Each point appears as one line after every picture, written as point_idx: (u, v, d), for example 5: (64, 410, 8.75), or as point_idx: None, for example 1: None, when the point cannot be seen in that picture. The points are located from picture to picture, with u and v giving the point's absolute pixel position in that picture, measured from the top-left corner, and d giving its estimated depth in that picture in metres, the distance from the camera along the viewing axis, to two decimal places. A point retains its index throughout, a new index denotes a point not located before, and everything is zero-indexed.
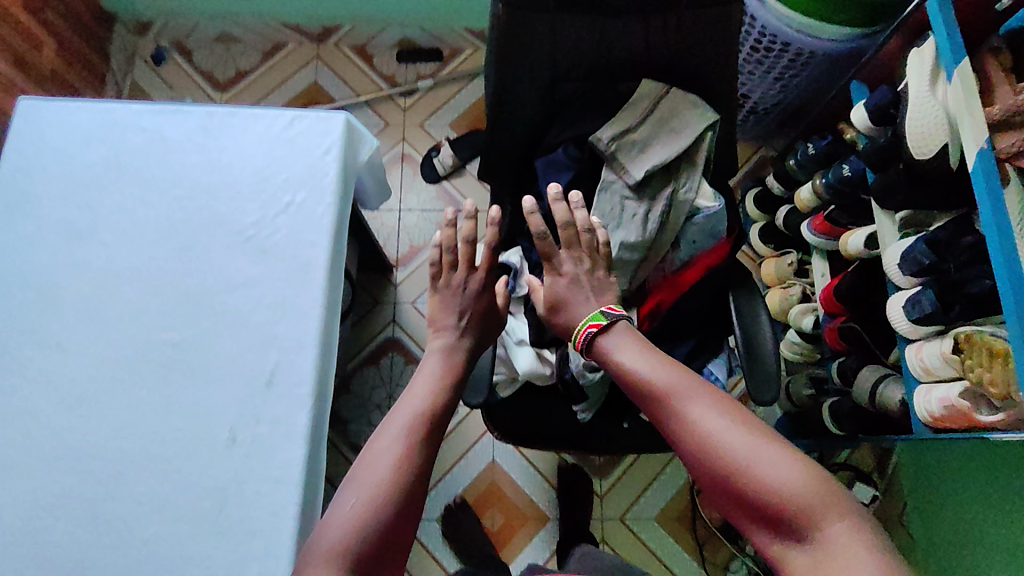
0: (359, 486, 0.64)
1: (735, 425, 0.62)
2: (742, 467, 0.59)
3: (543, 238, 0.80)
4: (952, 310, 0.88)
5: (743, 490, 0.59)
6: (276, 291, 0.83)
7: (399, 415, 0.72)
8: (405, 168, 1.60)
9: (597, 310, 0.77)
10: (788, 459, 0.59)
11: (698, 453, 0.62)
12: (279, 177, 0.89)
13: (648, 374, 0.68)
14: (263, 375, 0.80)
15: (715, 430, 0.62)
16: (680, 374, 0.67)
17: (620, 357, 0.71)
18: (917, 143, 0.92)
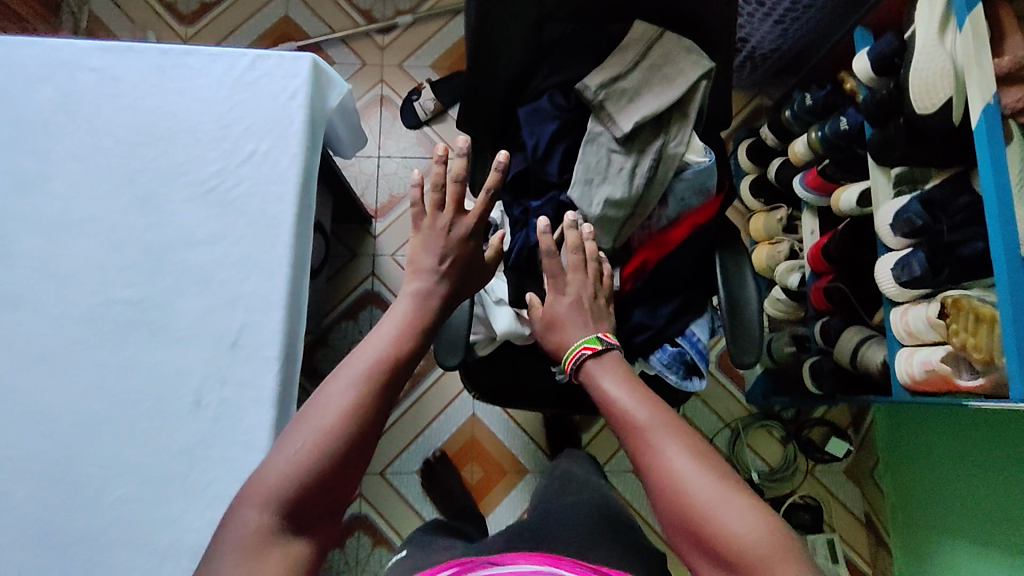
0: (300, 437, 0.59)
1: (705, 469, 0.61)
2: (703, 512, 0.58)
3: (552, 258, 0.83)
4: (941, 273, 0.86)
5: (703, 535, 0.58)
6: (241, 247, 0.79)
7: (352, 368, 0.65)
8: (384, 113, 1.51)
9: (593, 334, 0.80)
10: (751, 511, 0.58)
11: (666, 490, 0.61)
12: (240, 124, 0.83)
13: (629, 406, 0.69)
14: (228, 336, 0.77)
15: (683, 470, 0.61)
16: (658, 409, 0.67)
17: (607, 386, 0.73)
18: (918, 97, 0.87)
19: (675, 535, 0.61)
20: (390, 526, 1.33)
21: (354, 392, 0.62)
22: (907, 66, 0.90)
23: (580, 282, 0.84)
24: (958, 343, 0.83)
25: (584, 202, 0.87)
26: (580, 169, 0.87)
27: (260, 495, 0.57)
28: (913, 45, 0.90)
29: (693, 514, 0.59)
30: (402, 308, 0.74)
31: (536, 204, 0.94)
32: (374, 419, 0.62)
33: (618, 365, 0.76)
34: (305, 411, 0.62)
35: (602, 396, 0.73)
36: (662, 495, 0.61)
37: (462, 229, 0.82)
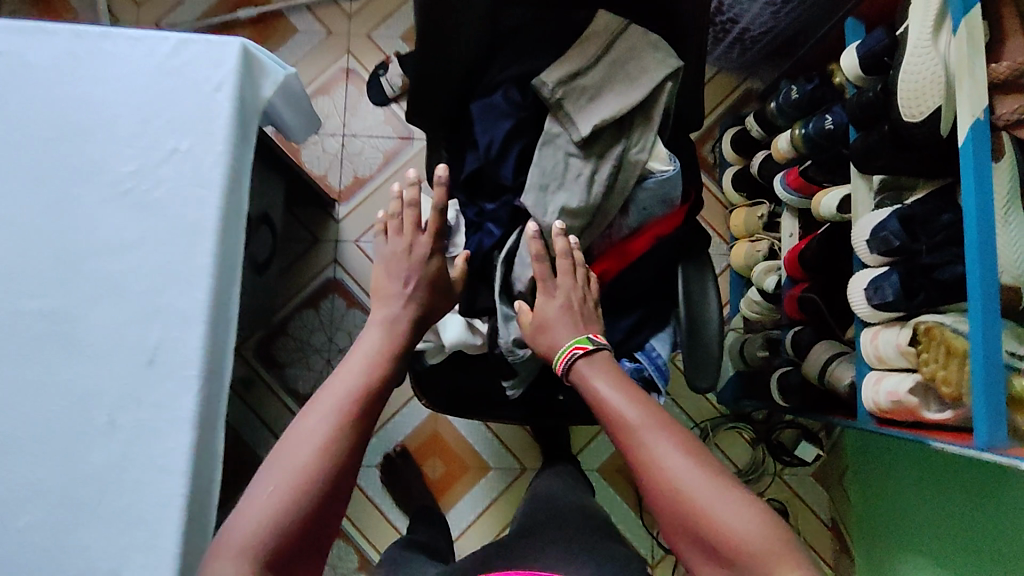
0: (279, 473, 0.59)
1: (701, 470, 0.61)
2: (705, 511, 0.59)
3: (539, 261, 0.80)
4: (916, 296, 0.81)
5: (706, 537, 0.59)
6: (160, 256, 0.74)
7: (327, 397, 0.65)
8: (350, 87, 1.41)
9: (582, 333, 0.78)
10: (751, 508, 0.59)
11: (667, 492, 0.61)
12: (160, 118, 0.76)
13: (621, 406, 0.68)
14: (144, 352, 0.73)
15: (681, 470, 0.61)
16: (651, 413, 0.66)
17: (599, 385, 0.71)
18: (905, 103, 0.79)
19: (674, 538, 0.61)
20: (365, 538, 1.32)
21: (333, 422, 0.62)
22: (896, 66, 0.82)
23: (570, 284, 0.80)
24: (928, 374, 0.78)
25: (540, 209, 0.80)
26: (536, 174, 0.80)
27: (239, 541, 0.56)
28: (905, 43, 0.81)
29: (693, 515, 0.59)
30: (370, 337, 0.73)
31: (490, 207, 0.87)
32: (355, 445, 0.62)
33: (606, 361, 0.74)
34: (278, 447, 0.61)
35: (594, 395, 0.71)
36: (661, 497, 0.62)
37: (423, 248, 0.82)
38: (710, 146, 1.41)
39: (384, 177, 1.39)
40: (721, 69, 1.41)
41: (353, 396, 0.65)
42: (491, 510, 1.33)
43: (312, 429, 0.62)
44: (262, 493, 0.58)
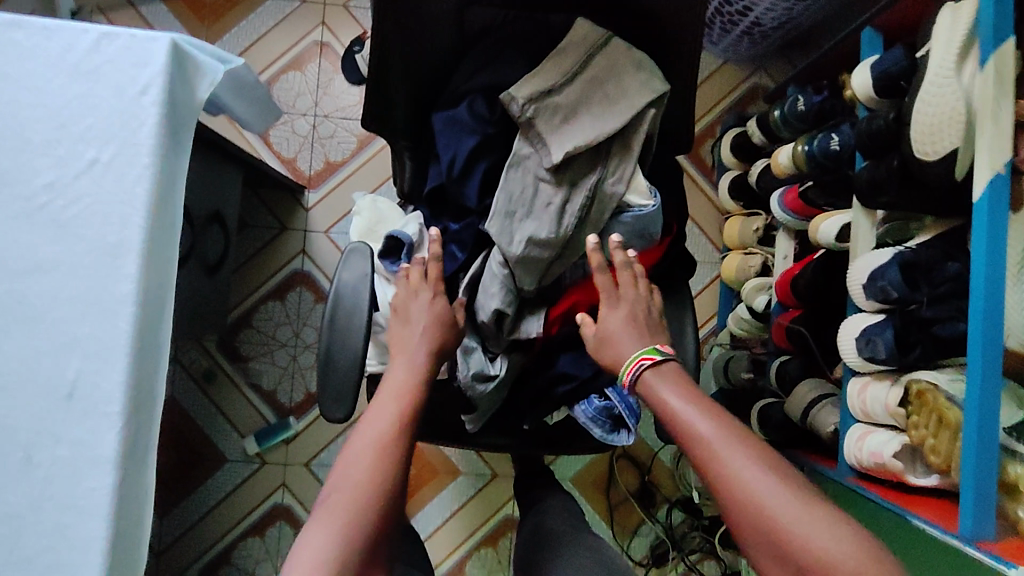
0: (340, 500, 0.59)
1: (785, 488, 0.54)
2: (793, 536, 0.52)
3: (601, 274, 0.71)
4: (911, 352, 0.75)
5: (800, 562, 0.52)
6: (79, 281, 0.67)
7: (373, 428, 0.65)
8: (323, 62, 1.30)
9: (650, 344, 0.68)
10: (845, 528, 0.52)
11: (750, 517, 0.54)
12: (79, 123, 0.67)
13: (689, 419, 0.60)
14: (62, 386, 0.66)
15: (763, 491, 0.54)
16: (723, 424, 0.59)
17: (665, 396, 0.63)
18: (918, 139, 0.70)
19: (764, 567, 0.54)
20: None
21: (379, 448, 0.63)
22: (912, 92, 0.73)
23: (634, 295, 0.71)
24: (916, 441, 0.73)
25: (506, 238, 0.71)
26: (504, 199, 0.71)
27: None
28: (925, 68, 0.72)
29: (781, 540, 0.53)
30: (400, 371, 0.71)
31: (455, 227, 0.79)
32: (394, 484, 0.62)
33: (669, 369, 0.65)
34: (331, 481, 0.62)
35: (662, 405, 0.62)
36: (743, 522, 0.55)
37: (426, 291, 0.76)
38: (710, 146, 1.31)
39: (357, 163, 1.30)
40: (728, 60, 1.30)
41: (395, 424, 0.66)
42: (460, 515, 1.30)
43: (363, 455, 0.63)
44: (321, 522, 0.58)
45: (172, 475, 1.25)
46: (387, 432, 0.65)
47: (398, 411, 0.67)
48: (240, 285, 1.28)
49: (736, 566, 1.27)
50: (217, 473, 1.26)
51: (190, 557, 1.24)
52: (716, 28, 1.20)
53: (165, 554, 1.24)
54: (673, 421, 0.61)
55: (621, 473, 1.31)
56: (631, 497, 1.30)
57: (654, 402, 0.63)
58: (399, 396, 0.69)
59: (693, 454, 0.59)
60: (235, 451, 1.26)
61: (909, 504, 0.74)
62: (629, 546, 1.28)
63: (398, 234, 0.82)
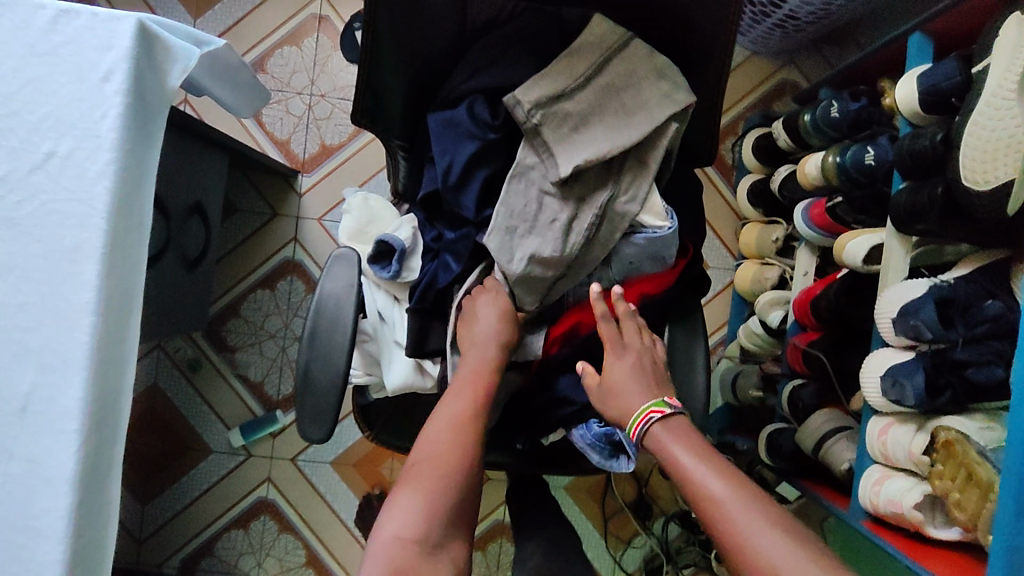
0: (424, 478, 0.55)
1: (808, 558, 0.47)
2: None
3: (606, 322, 0.66)
4: (940, 396, 0.69)
5: None
6: (33, 285, 0.61)
7: (449, 409, 0.61)
8: (322, 38, 1.22)
9: (656, 395, 0.62)
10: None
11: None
12: (33, 112, 0.61)
13: (700, 477, 0.53)
14: (15, 399, 0.61)
15: (779, 559, 0.47)
16: (735, 483, 0.52)
17: (674, 452, 0.56)
18: (968, 165, 0.64)
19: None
20: (337, 563, 1.20)
21: (460, 425, 0.59)
22: (963, 113, 0.66)
23: (639, 345, 0.66)
24: (939, 493, 0.67)
25: (506, 254, 0.64)
26: (504, 212, 0.64)
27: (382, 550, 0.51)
28: (982, 85, 0.64)
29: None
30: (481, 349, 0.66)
31: (450, 236, 0.71)
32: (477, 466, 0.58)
33: (676, 420, 0.59)
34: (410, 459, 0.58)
35: (672, 461, 0.56)
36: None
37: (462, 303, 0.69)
38: (731, 144, 1.23)
39: (355, 147, 1.22)
40: (756, 52, 1.21)
41: (471, 405, 0.62)
42: None
43: (443, 432, 0.59)
44: (408, 495, 0.54)
45: (153, 464, 1.21)
46: (465, 412, 0.61)
47: (473, 391, 0.63)
48: (227, 272, 1.22)
49: None
50: (200, 465, 1.21)
51: (171, 547, 1.21)
52: (746, 18, 1.11)
53: (145, 544, 1.21)
54: (683, 478, 0.54)
55: (618, 482, 1.26)
56: (627, 507, 1.25)
57: (665, 456, 0.57)
58: (469, 376, 0.64)
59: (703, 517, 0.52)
60: (220, 443, 1.22)
61: (925, 558, 0.68)
62: (622, 557, 1.24)
63: (386, 239, 0.75)
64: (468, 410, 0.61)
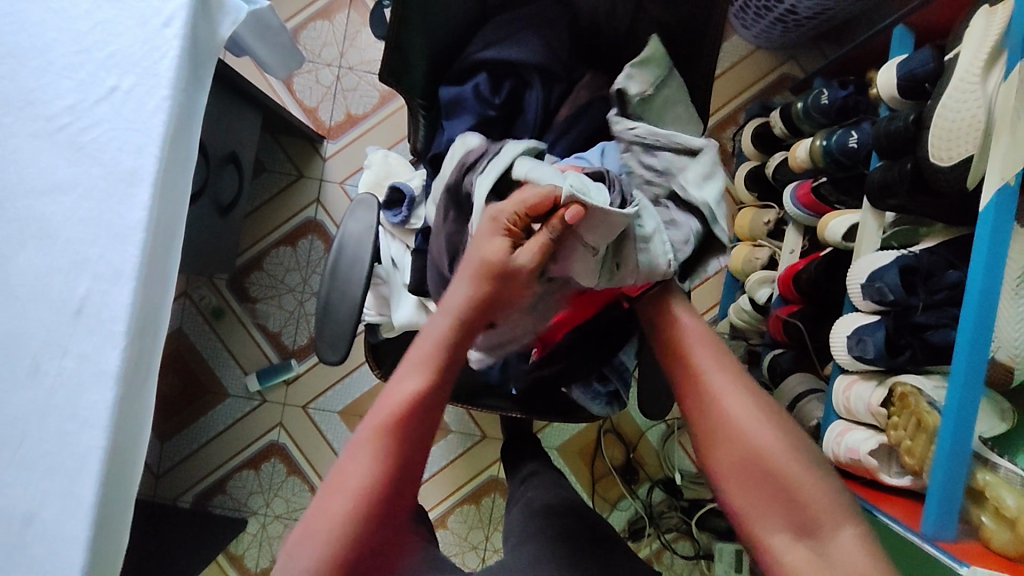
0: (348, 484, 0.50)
1: (770, 431, 0.54)
2: (768, 461, 0.53)
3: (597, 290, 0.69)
4: (900, 355, 0.76)
5: (769, 493, 0.52)
6: (93, 204, 0.69)
7: (355, 471, 0.51)
8: (353, 14, 1.30)
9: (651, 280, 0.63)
10: (818, 473, 0.53)
11: (727, 446, 0.55)
12: (100, 50, 0.70)
13: (694, 355, 0.61)
14: (71, 302, 0.68)
15: (746, 420, 0.55)
16: (718, 367, 0.59)
17: (678, 337, 0.63)
18: (934, 143, 0.70)
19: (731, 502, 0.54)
20: None
21: (357, 496, 0.50)
22: (935, 95, 0.72)
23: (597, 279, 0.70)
24: (893, 442, 0.74)
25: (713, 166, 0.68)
26: (668, 148, 0.67)
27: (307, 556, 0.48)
28: (952, 70, 0.71)
29: (753, 467, 0.53)
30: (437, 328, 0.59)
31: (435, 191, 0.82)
32: (400, 483, 0.52)
33: (675, 300, 0.65)
34: (306, 515, 0.50)
35: (677, 340, 0.63)
36: (724, 448, 0.55)
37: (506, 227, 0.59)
38: (731, 133, 1.29)
39: (379, 117, 1.30)
40: (760, 48, 1.28)
41: (385, 462, 0.52)
42: (448, 471, 1.32)
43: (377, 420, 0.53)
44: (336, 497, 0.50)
45: (174, 404, 1.29)
46: (373, 484, 0.51)
47: (381, 446, 0.52)
48: (253, 229, 1.30)
49: (710, 548, 1.28)
50: (216, 407, 1.30)
51: (186, 483, 1.28)
52: (750, 13, 1.18)
53: (162, 479, 1.29)
54: (685, 356, 0.61)
55: (608, 447, 1.33)
56: (615, 470, 1.32)
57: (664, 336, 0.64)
58: (389, 422, 0.53)
59: (688, 401, 0.59)
60: (237, 387, 1.30)
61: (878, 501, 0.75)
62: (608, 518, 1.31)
63: (399, 186, 0.85)
64: (378, 482, 0.51)
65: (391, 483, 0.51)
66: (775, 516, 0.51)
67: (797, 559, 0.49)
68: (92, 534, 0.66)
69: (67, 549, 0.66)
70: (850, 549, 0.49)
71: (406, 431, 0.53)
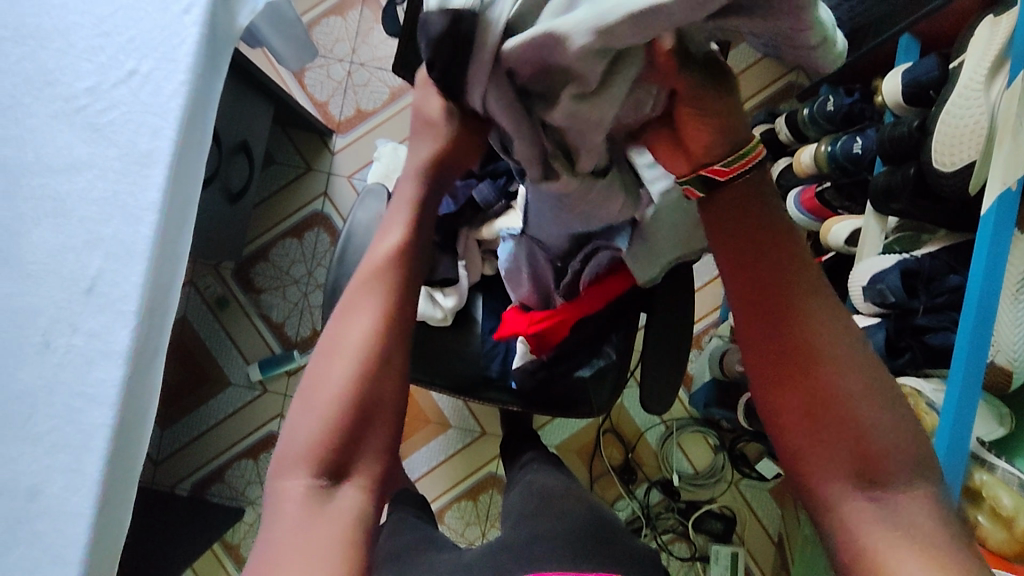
0: (331, 371, 0.51)
1: (852, 362, 0.44)
2: (836, 407, 0.44)
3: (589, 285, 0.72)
4: (901, 356, 0.78)
5: (838, 434, 0.44)
6: (106, 184, 0.70)
7: (349, 336, 0.52)
8: (365, 11, 1.31)
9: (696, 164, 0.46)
10: (897, 417, 0.44)
11: (800, 380, 0.45)
12: (122, 34, 0.71)
13: (780, 273, 0.46)
14: (83, 281, 0.69)
15: (828, 352, 0.44)
16: (802, 283, 0.46)
17: (758, 238, 0.47)
18: (939, 149, 0.70)
19: (794, 438, 0.45)
20: None
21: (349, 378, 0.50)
22: (938, 102, 0.74)
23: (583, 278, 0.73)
24: None
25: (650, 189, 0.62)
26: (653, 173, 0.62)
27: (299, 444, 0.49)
28: (956, 78, 0.72)
29: (818, 411, 0.44)
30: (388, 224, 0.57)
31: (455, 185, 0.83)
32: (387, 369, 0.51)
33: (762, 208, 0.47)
34: (303, 388, 0.52)
35: (762, 249, 0.47)
36: (788, 390, 0.45)
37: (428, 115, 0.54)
38: None
39: (387, 114, 1.31)
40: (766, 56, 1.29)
41: (369, 336, 0.52)
42: (446, 466, 1.33)
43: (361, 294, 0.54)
44: (327, 376, 0.51)
45: (176, 390, 1.30)
46: (365, 340, 0.51)
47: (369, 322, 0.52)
48: (259, 221, 1.31)
49: (706, 549, 1.29)
50: (219, 395, 1.30)
51: (185, 469, 1.29)
52: None
53: (161, 466, 1.29)
54: (765, 272, 0.46)
55: (606, 446, 1.34)
56: (613, 470, 1.32)
57: (738, 245, 0.47)
58: (367, 291, 0.54)
59: (765, 319, 0.46)
60: (240, 376, 1.31)
61: None
62: None
63: None
64: (369, 341, 0.51)
65: (379, 367, 0.51)
66: (832, 465, 0.44)
67: (849, 512, 0.43)
68: (96, 510, 0.67)
69: (72, 524, 0.67)
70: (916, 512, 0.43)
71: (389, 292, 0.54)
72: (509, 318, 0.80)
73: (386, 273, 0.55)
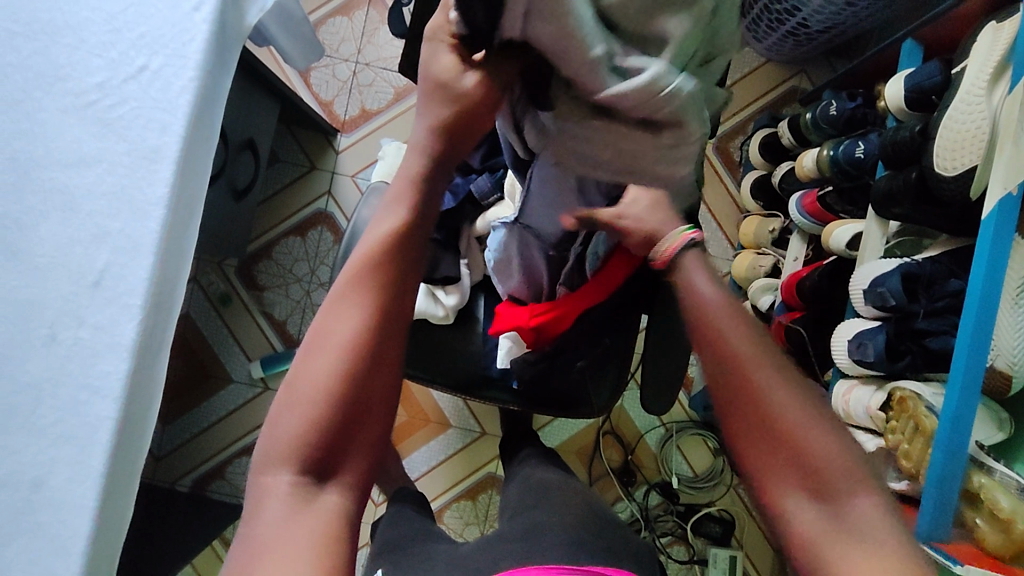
0: (319, 361, 0.51)
1: (789, 391, 0.50)
2: (786, 434, 0.49)
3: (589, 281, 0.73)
4: (900, 360, 0.78)
5: (786, 456, 0.49)
6: (115, 178, 0.71)
7: (335, 331, 0.52)
8: (372, 12, 1.32)
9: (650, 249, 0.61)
10: (838, 439, 0.49)
11: (745, 409, 0.50)
12: (133, 30, 0.72)
13: (718, 320, 0.53)
14: (90, 274, 0.70)
15: (768, 383, 0.50)
16: (740, 328, 0.53)
17: (699, 291, 0.55)
18: (940, 154, 0.71)
19: (749, 461, 0.50)
20: None
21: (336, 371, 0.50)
22: (940, 107, 0.74)
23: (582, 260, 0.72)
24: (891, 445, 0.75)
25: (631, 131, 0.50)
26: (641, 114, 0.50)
27: (285, 436, 0.49)
28: (958, 84, 0.73)
29: (774, 439, 0.49)
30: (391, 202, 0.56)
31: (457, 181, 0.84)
32: (377, 359, 0.52)
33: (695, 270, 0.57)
34: (290, 380, 0.52)
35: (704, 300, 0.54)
36: (738, 421, 0.50)
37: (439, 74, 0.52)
38: (739, 142, 1.31)
39: (392, 114, 1.32)
40: (769, 61, 1.30)
41: (359, 329, 0.52)
42: (446, 465, 1.33)
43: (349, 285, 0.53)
44: (315, 369, 0.51)
45: (178, 387, 1.30)
46: (354, 332, 0.51)
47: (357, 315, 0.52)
48: (263, 218, 1.32)
49: (705, 552, 1.29)
50: (220, 392, 1.31)
51: (186, 465, 1.29)
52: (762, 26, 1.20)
53: (162, 462, 1.29)
54: (707, 319, 0.54)
55: (606, 448, 1.34)
56: (612, 472, 1.32)
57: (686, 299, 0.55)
58: (353, 286, 0.53)
59: (710, 359, 0.52)
60: (242, 373, 1.31)
61: None
62: None
63: None
64: (358, 333, 0.52)
65: (368, 356, 0.51)
66: (787, 486, 0.48)
67: (804, 524, 0.48)
68: (99, 502, 0.67)
69: (74, 516, 0.67)
70: (869, 518, 0.47)
71: (377, 285, 0.53)
72: (504, 313, 0.81)
73: (372, 266, 0.54)
